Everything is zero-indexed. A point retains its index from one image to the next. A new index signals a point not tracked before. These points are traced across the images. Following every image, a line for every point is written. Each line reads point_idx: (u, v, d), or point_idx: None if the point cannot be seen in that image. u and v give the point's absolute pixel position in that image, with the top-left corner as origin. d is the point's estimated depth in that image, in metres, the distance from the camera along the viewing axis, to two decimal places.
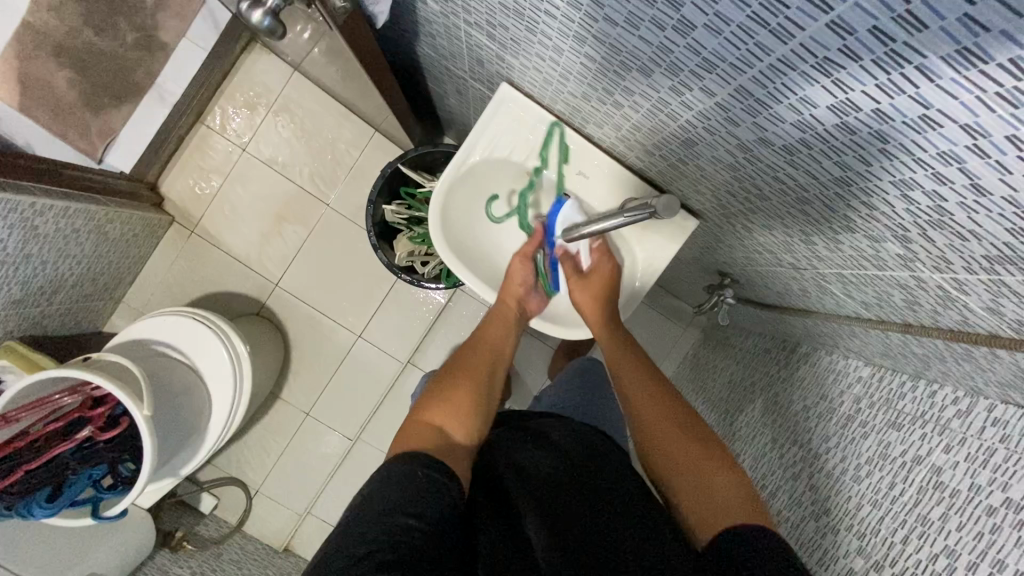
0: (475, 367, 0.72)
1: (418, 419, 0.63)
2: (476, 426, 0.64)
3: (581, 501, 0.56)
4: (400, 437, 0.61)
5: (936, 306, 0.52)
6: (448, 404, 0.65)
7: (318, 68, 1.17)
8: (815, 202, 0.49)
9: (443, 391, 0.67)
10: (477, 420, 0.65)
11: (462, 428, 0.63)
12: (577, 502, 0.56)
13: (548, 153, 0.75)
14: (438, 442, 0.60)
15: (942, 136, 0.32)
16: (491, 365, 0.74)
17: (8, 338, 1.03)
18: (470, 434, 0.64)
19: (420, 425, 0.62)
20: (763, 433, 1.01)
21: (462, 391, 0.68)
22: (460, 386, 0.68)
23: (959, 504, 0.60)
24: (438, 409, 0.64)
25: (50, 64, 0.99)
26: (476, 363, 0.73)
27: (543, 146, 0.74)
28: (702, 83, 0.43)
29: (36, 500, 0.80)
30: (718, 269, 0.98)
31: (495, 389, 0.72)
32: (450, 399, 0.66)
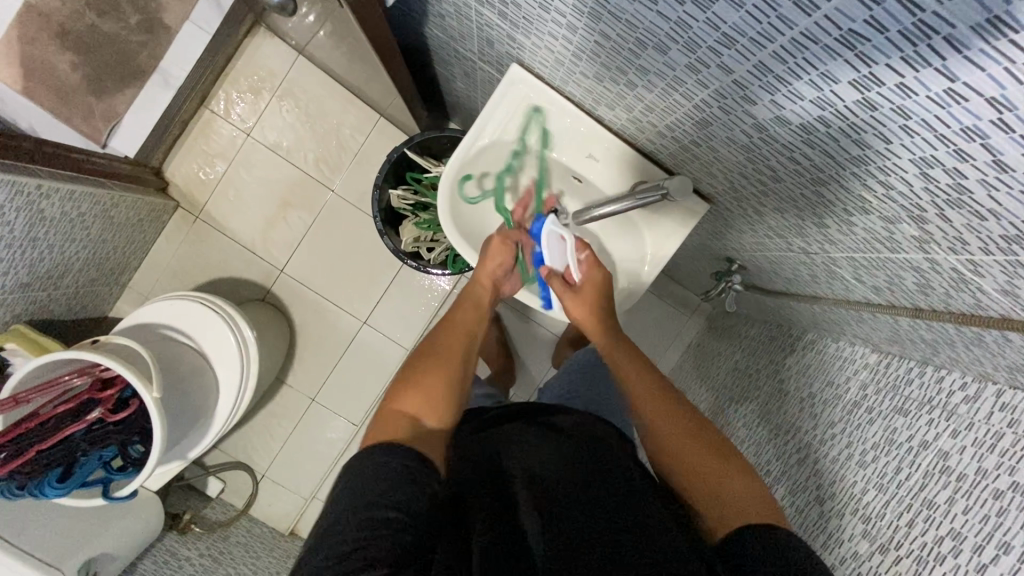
0: (449, 352, 0.68)
1: (390, 408, 0.60)
2: (449, 412, 0.62)
3: (577, 480, 0.57)
4: (370, 429, 0.59)
5: (948, 289, 0.52)
6: (421, 393, 0.62)
7: (324, 52, 1.16)
8: (830, 182, 0.49)
9: (415, 380, 0.63)
10: (451, 405, 0.63)
11: (433, 414, 0.61)
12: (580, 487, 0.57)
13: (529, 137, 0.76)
14: (414, 432, 0.57)
15: (966, 110, 0.31)
16: (467, 347, 0.70)
17: (15, 321, 1.04)
18: (446, 417, 0.62)
19: (393, 413, 0.59)
20: (767, 419, 1.01)
21: (436, 376, 0.64)
22: (432, 372, 0.64)
23: (965, 488, 0.60)
24: (409, 397, 0.61)
25: (52, 47, 0.97)
26: (449, 347, 0.69)
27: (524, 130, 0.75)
28: (720, 60, 0.43)
29: (47, 480, 0.80)
30: (725, 255, 0.98)
31: (468, 371, 0.68)
32: (422, 387, 0.62)
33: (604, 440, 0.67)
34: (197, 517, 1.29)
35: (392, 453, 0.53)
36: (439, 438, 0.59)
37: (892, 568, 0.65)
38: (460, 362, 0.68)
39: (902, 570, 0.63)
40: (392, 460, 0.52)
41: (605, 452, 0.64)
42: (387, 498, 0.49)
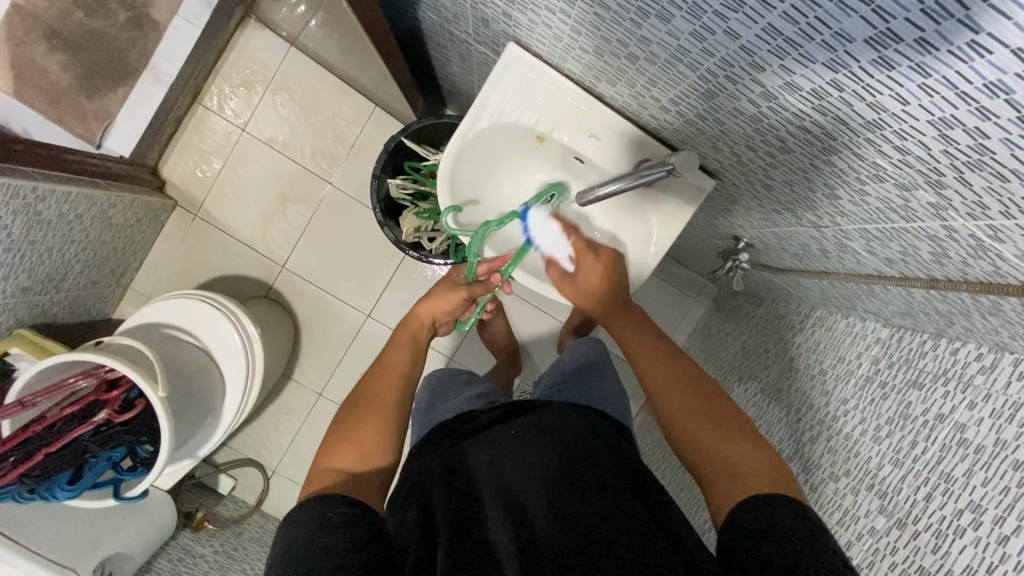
0: (377, 394, 0.69)
1: (320, 467, 0.62)
2: (380, 455, 0.64)
3: (568, 481, 0.57)
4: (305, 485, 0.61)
5: (965, 256, 0.50)
6: (351, 446, 0.63)
7: (316, 42, 1.14)
8: (842, 150, 0.48)
9: (344, 431, 0.65)
10: (384, 448, 0.65)
11: (366, 461, 0.63)
12: (575, 495, 0.56)
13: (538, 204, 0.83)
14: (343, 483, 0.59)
15: (990, 64, 0.30)
16: (396, 387, 0.71)
17: (18, 326, 1.03)
18: (381, 461, 0.64)
19: (321, 471, 0.61)
20: (779, 397, 1.00)
21: (363, 423, 0.66)
22: (362, 420, 0.66)
23: (984, 460, 0.59)
24: (341, 450, 0.63)
25: (41, 48, 0.96)
26: (379, 390, 0.70)
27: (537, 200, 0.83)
28: (726, 26, 0.41)
29: (59, 483, 0.80)
30: (732, 234, 0.96)
31: (401, 409, 0.69)
32: (351, 437, 0.64)
33: (601, 433, 0.67)
34: (209, 515, 1.30)
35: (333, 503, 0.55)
36: (376, 482, 0.62)
37: (911, 542, 0.64)
38: (389, 403, 0.69)
39: (922, 543, 0.62)
40: (327, 511, 0.54)
41: (606, 452, 0.63)
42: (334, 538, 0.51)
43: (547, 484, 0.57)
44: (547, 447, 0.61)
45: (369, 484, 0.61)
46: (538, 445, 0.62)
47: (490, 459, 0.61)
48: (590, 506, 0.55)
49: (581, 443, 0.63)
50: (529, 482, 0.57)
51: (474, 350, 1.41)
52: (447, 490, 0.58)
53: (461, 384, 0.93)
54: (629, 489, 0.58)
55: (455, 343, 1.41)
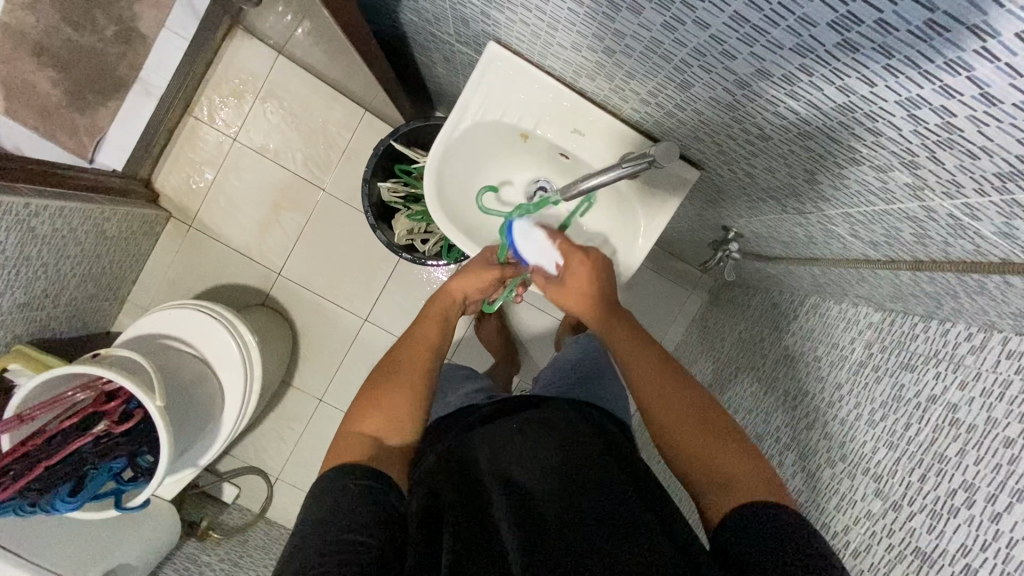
0: (409, 365, 0.68)
1: (348, 432, 0.61)
2: (408, 428, 0.63)
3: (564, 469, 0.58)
4: (332, 449, 0.60)
5: (946, 236, 0.51)
6: (381, 414, 0.62)
7: (303, 49, 1.15)
8: (819, 135, 0.48)
9: (377, 396, 0.64)
10: (412, 420, 0.64)
11: (395, 432, 0.62)
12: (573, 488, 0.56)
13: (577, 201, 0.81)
14: (374, 451, 0.59)
15: (948, 42, 0.30)
16: (428, 360, 0.70)
17: (17, 342, 1.04)
18: (408, 433, 0.63)
19: (350, 436, 0.60)
20: (775, 386, 1.00)
21: (396, 392, 0.65)
22: (395, 388, 0.65)
23: (975, 439, 0.59)
24: (370, 417, 0.62)
25: (31, 64, 0.97)
26: (411, 361, 0.69)
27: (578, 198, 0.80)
28: (695, 15, 0.42)
29: (59, 495, 0.81)
30: (721, 225, 0.96)
31: (431, 384, 0.68)
32: (384, 404, 0.63)
33: (594, 426, 0.68)
34: (214, 523, 1.30)
35: (357, 476, 0.54)
36: (401, 455, 0.61)
37: (907, 523, 0.64)
38: (422, 377, 0.67)
39: (918, 524, 0.63)
40: (350, 482, 0.54)
41: (601, 442, 0.65)
42: (350, 517, 0.51)
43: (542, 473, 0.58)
44: (546, 439, 0.63)
45: (393, 458, 0.60)
46: (536, 438, 0.63)
47: (490, 451, 0.62)
48: (584, 492, 0.56)
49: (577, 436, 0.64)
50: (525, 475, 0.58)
51: (472, 350, 1.41)
52: (444, 478, 0.59)
53: (457, 384, 0.94)
54: (619, 478, 0.59)
55: (453, 344, 1.41)
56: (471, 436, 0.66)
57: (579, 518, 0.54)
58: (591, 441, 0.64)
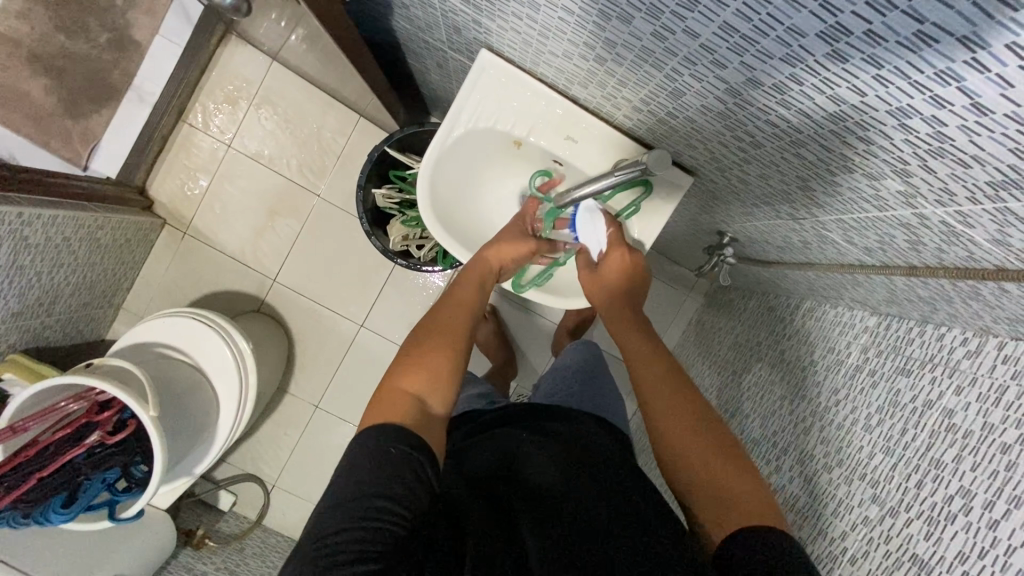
0: (449, 326, 0.67)
1: (392, 386, 0.60)
2: (449, 391, 0.62)
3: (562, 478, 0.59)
4: (375, 403, 0.59)
5: (939, 243, 0.51)
6: (424, 375, 0.61)
7: (297, 56, 1.15)
8: (810, 143, 0.48)
9: (417, 356, 0.63)
10: (453, 384, 0.63)
11: (436, 396, 0.61)
12: (577, 492, 0.58)
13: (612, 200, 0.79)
14: (416, 414, 0.58)
15: (938, 53, 0.30)
16: (467, 322, 0.69)
17: (10, 352, 1.04)
18: (449, 398, 0.62)
19: (395, 392, 0.59)
20: (771, 390, 1.00)
21: (437, 353, 0.64)
22: (436, 349, 0.64)
23: (972, 444, 0.59)
24: (413, 374, 0.61)
25: (24, 73, 0.94)
26: (451, 322, 0.68)
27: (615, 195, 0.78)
28: (685, 25, 0.41)
29: (52, 507, 0.81)
30: (716, 229, 0.96)
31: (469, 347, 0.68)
32: (426, 364, 0.62)
33: (588, 439, 0.69)
34: (210, 532, 1.29)
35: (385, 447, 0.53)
36: (440, 423, 0.60)
37: (903, 530, 0.64)
38: (462, 337, 0.67)
39: (915, 531, 0.62)
40: (392, 446, 0.53)
41: (598, 454, 0.66)
42: (388, 490, 0.50)
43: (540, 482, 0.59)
44: (551, 449, 0.64)
45: (433, 423, 0.59)
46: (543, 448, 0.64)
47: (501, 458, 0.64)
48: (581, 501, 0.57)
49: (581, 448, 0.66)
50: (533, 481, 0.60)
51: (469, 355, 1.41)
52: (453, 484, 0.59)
53: None
54: (614, 487, 0.59)
55: None
56: (473, 447, 0.67)
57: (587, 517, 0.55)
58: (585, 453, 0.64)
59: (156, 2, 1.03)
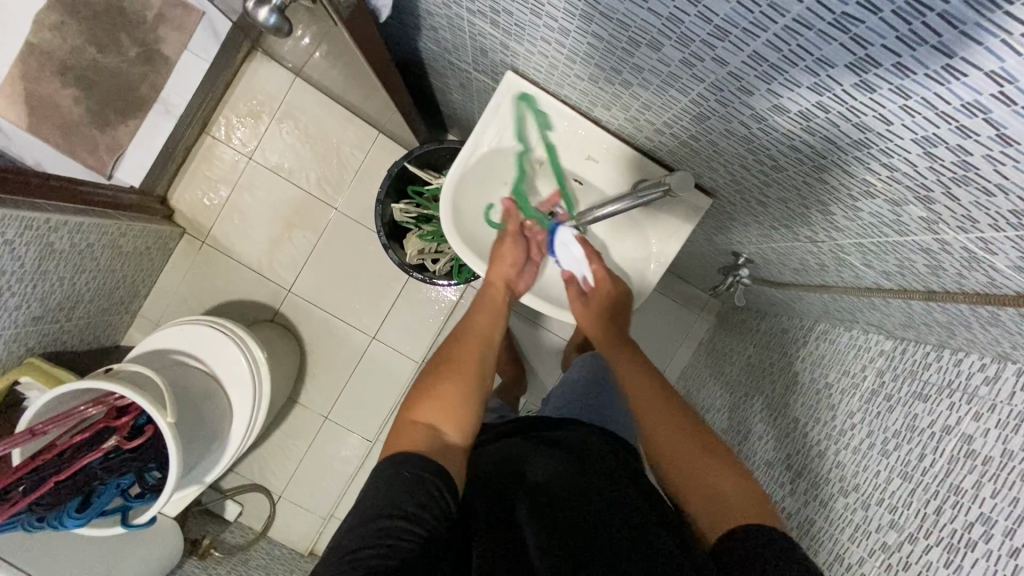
0: (461, 356, 0.67)
1: (407, 420, 0.60)
2: (468, 421, 0.62)
3: (577, 485, 0.60)
4: (390, 439, 0.59)
5: (960, 268, 0.51)
6: (437, 403, 0.61)
7: (321, 73, 1.18)
8: (833, 168, 0.49)
9: (429, 389, 0.63)
10: (468, 412, 0.62)
11: (455, 427, 0.60)
12: (584, 502, 0.58)
13: (525, 132, 0.75)
14: (432, 444, 0.58)
15: (966, 86, 0.31)
16: (479, 353, 0.69)
17: (30, 355, 1.05)
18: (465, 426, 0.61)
19: (410, 426, 0.59)
20: (783, 413, 0.99)
21: (449, 386, 0.63)
22: (446, 382, 0.64)
23: (992, 471, 0.59)
24: (428, 407, 0.61)
25: (55, 82, 1.02)
26: (462, 353, 0.68)
27: (519, 128, 0.75)
28: (714, 53, 0.43)
29: (67, 511, 0.81)
30: (731, 250, 0.97)
31: (485, 375, 0.67)
32: (436, 396, 0.62)
33: (601, 454, 0.69)
34: (216, 542, 1.28)
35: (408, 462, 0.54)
36: (461, 454, 0.59)
37: (923, 556, 0.63)
38: (473, 369, 0.66)
39: (934, 557, 0.62)
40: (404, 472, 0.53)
41: (612, 467, 0.66)
42: (402, 508, 0.51)
43: (554, 483, 0.60)
44: (567, 464, 0.64)
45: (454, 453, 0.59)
46: (556, 459, 0.65)
47: (515, 465, 0.64)
48: (598, 509, 0.57)
49: (593, 463, 0.66)
50: (545, 488, 0.60)
51: None
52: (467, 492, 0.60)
53: None
54: (632, 500, 0.60)
55: None
56: (489, 454, 0.68)
57: (596, 527, 0.55)
58: (601, 469, 0.65)
59: (186, 19, 1.07)
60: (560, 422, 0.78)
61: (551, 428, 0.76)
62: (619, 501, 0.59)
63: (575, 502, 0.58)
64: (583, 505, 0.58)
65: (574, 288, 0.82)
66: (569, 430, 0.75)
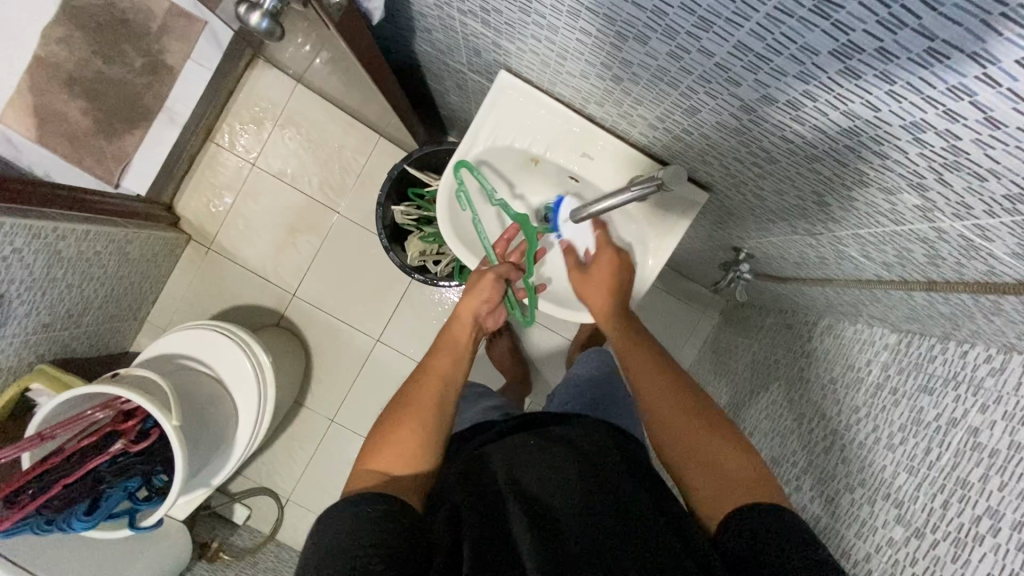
0: (419, 397, 0.68)
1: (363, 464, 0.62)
2: (422, 460, 0.64)
3: (584, 479, 0.59)
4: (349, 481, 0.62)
5: (959, 257, 0.51)
6: (394, 446, 0.63)
7: (322, 79, 1.19)
8: (825, 158, 0.49)
9: (387, 432, 0.65)
10: (425, 454, 0.64)
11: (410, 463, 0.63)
12: (587, 498, 0.57)
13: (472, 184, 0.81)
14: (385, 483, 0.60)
15: (950, 69, 0.31)
16: (438, 393, 0.70)
17: (40, 362, 1.07)
18: (421, 467, 0.64)
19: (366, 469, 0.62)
20: (791, 410, 0.98)
21: (406, 426, 0.65)
22: (406, 422, 0.65)
23: (999, 464, 0.58)
24: (384, 451, 0.63)
25: (63, 95, 1.04)
26: (424, 392, 0.69)
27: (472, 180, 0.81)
28: (700, 45, 0.43)
29: (75, 513, 0.82)
30: (731, 246, 0.97)
31: (445, 417, 0.68)
32: (394, 439, 0.64)
33: (605, 445, 0.68)
34: (225, 545, 1.29)
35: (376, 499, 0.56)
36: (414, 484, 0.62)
37: (930, 551, 0.62)
38: (431, 411, 0.67)
39: (941, 552, 0.61)
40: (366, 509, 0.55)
41: (621, 462, 0.65)
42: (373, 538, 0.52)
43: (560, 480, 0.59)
44: (569, 459, 0.62)
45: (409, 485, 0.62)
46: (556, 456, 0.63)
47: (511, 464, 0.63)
48: (605, 508, 0.56)
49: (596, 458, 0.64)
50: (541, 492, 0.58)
51: (484, 369, 1.41)
52: (463, 490, 0.60)
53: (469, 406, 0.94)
54: (642, 498, 0.60)
55: None
56: (491, 450, 0.67)
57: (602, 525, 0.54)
58: (606, 460, 0.64)
59: (189, 29, 1.09)
60: (564, 416, 0.77)
61: (554, 423, 0.75)
62: (622, 497, 0.58)
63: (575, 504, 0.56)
64: (580, 505, 0.56)
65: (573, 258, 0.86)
66: (571, 425, 0.74)
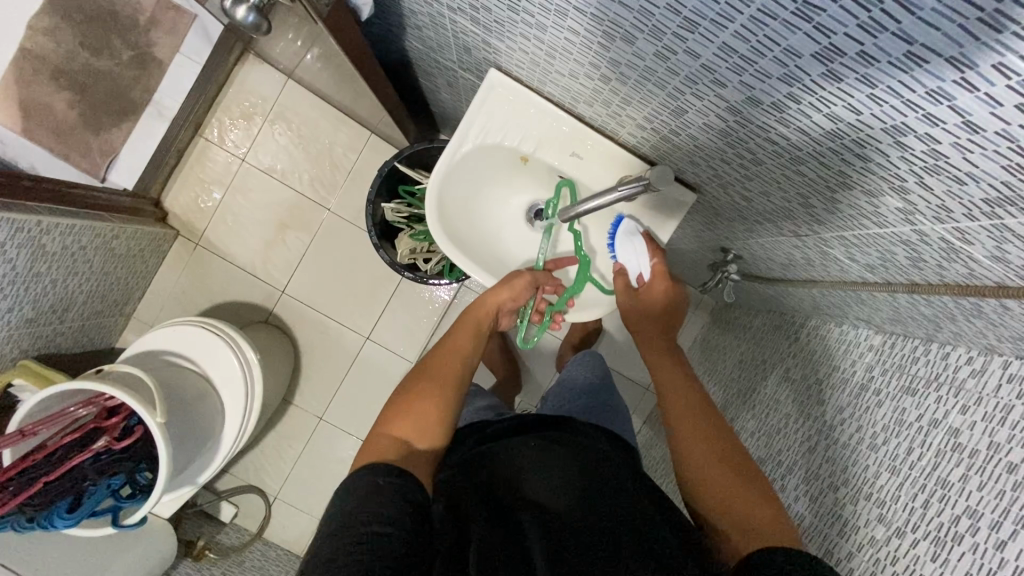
0: (442, 372, 0.69)
1: (380, 434, 0.61)
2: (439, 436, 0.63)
3: (574, 479, 0.60)
4: (362, 452, 0.60)
5: (940, 259, 0.51)
6: (415, 416, 0.63)
7: (313, 74, 1.18)
8: (809, 160, 0.49)
9: (409, 403, 0.64)
10: (443, 429, 0.64)
11: (426, 436, 0.62)
12: (580, 501, 0.58)
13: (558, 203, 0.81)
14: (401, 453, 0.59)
15: (928, 73, 0.31)
16: (459, 372, 0.70)
17: (23, 357, 1.05)
18: (436, 442, 0.63)
19: (382, 438, 0.61)
20: (778, 409, 0.99)
21: (427, 400, 0.65)
22: (427, 393, 0.66)
23: (978, 464, 0.59)
24: (404, 419, 0.63)
25: (49, 88, 0.97)
26: (444, 369, 0.69)
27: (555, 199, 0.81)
28: (686, 45, 0.43)
29: (58, 511, 0.81)
30: (719, 247, 0.97)
31: (462, 396, 0.68)
32: (416, 411, 0.64)
33: (595, 446, 0.69)
34: (212, 543, 1.28)
35: (378, 471, 0.55)
36: (427, 458, 0.61)
37: (910, 551, 0.63)
38: (453, 386, 0.68)
39: (921, 551, 0.62)
40: (374, 478, 0.54)
41: (610, 461, 0.66)
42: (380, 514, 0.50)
43: (552, 484, 0.60)
44: (562, 464, 0.62)
45: (422, 460, 0.61)
46: (550, 459, 0.63)
47: (509, 465, 0.63)
48: (594, 508, 0.57)
49: (588, 459, 0.65)
50: (538, 498, 0.58)
51: None
52: (455, 488, 0.60)
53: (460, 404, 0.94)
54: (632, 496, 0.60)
55: None
56: (485, 450, 0.67)
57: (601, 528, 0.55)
58: (599, 461, 0.65)
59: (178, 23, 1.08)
60: (557, 416, 0.77)
61: (548, 422, 0.75)
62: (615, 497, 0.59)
63: (569, 506, 0.57)
64: (572, 510, 0.57)
65: (625, 280, 0.84)
66: (565, 426, 0.73)
